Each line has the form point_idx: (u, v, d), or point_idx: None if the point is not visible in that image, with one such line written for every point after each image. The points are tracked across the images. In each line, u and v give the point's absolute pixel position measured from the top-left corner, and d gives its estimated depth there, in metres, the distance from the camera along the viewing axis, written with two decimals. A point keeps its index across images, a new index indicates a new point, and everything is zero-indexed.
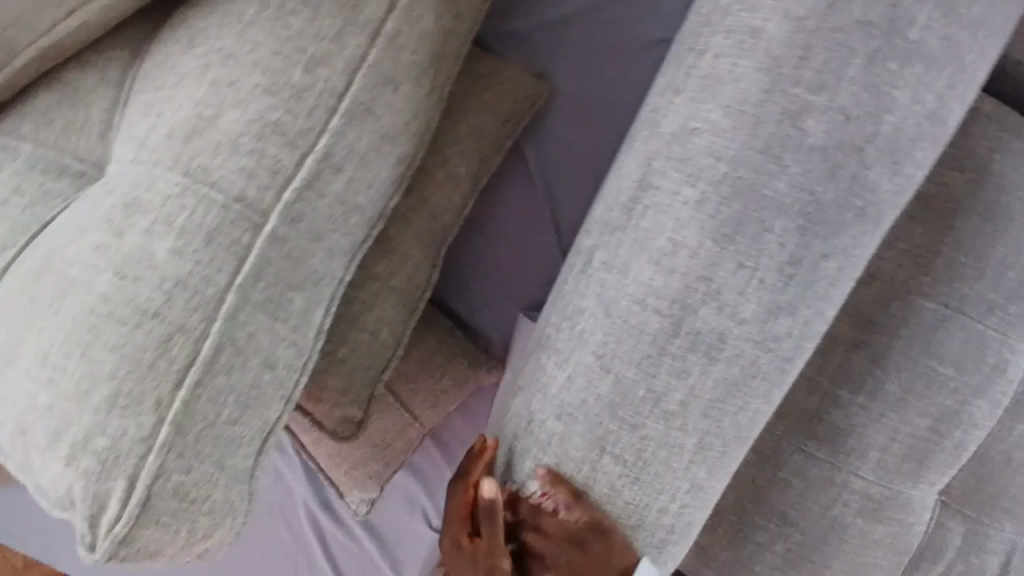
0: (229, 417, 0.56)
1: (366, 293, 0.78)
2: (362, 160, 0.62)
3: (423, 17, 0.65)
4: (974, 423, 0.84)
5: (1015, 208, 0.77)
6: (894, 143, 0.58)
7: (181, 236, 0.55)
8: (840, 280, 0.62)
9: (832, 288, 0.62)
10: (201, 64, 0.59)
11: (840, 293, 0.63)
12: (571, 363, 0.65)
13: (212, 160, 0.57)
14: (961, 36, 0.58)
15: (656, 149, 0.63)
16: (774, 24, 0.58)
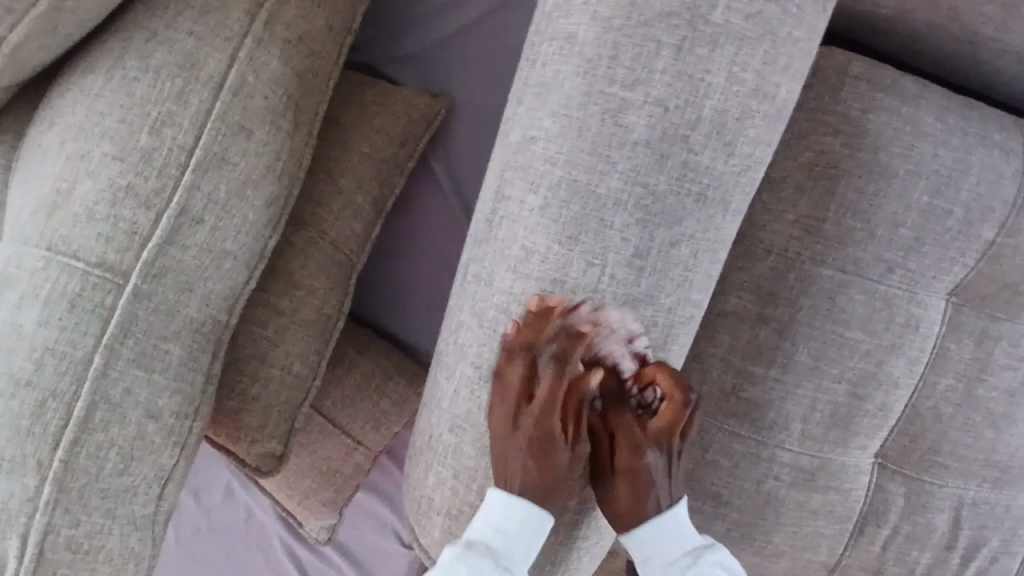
0: (115, 469, 0.61)
1: (272, 329, 0.81)
2: (225, 208, 0.65)
3: (269, 63, 0.67)
4: (894, 382, 0.84)
5: (897, 164, 0.76)
6: (721, 126, 0.58)
7: (45, 307, 0.59)
8: (699, 263, 0.63)
9: (691, 273, 0.63)
10: (59, 139, 0.63)
11: (702, 276, 0.64)
12: (456, 377, 0.68)
13: (70, 230, 0.60)
14: (771, 10, 0.57)
15: (506, 160, 0.64)
16: (585, 27, 0.58)
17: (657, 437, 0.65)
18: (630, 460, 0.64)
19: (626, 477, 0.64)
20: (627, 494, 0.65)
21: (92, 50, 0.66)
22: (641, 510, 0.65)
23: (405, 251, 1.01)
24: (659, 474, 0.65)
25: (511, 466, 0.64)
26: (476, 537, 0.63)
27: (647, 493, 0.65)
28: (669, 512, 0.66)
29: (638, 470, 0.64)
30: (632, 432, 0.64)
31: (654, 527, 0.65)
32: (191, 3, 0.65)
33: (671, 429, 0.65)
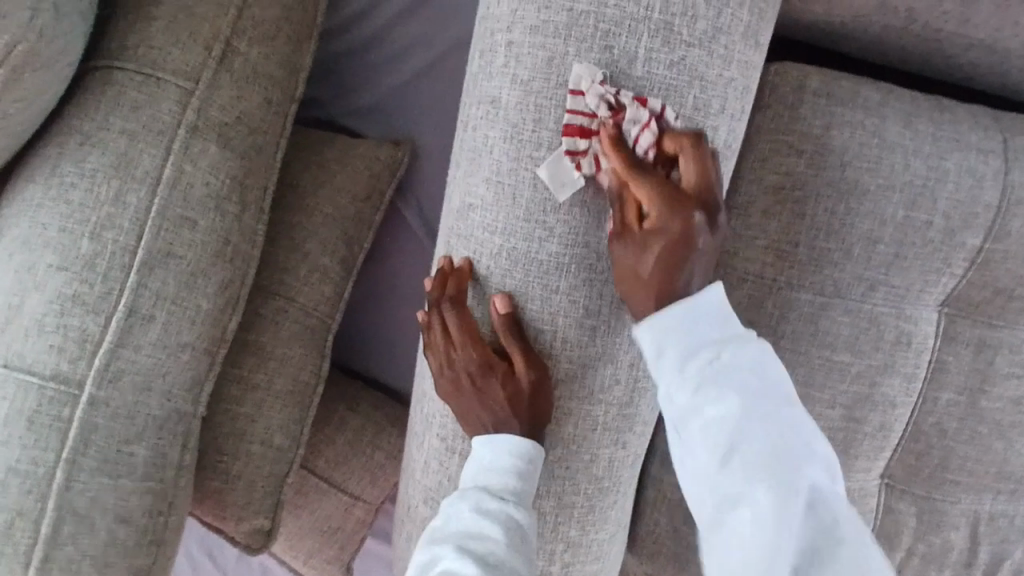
0: None
1: (248, 405, 0.81)
2: (175, 301, 0.65)
3: (206, 151, 0.66)
4: (891, 401, 0.80)
5: (867, 180, 0.73)
6: (657, 176, 0.56)
7: (6, 426, 0.61)
8: None
9: None
10: (5, 252, 0.63)
11: None
12: (426, 448, 0.69)
13: (23, 346, 0.61)
14: (698, 54, 0.54)
15: (449, 227, 0.62)
16: (507, 91, 0.56)
17: (690, 192, 0.55)
18: (665, 223, 0.54)
19: (661, 242, 0.54)
20: (655, 282, 0.55)
21: (29, 157, 0.65)
22: (672, 292, 0.55)
23: (384, 303, 0.99)
24: (704, 234, 0.55)
25: (475, 416, 0.63)
26: (472, 485, 0.61)
27: (687, 254, 0.55)
28: (697, 296, 0.55)
29: (677, 238, 0.54)
30: (660, 195, 0.54)
31: (676, 316, 0.54)
32: (121, 100, 0.65)
33: (699, 188, 0.55)
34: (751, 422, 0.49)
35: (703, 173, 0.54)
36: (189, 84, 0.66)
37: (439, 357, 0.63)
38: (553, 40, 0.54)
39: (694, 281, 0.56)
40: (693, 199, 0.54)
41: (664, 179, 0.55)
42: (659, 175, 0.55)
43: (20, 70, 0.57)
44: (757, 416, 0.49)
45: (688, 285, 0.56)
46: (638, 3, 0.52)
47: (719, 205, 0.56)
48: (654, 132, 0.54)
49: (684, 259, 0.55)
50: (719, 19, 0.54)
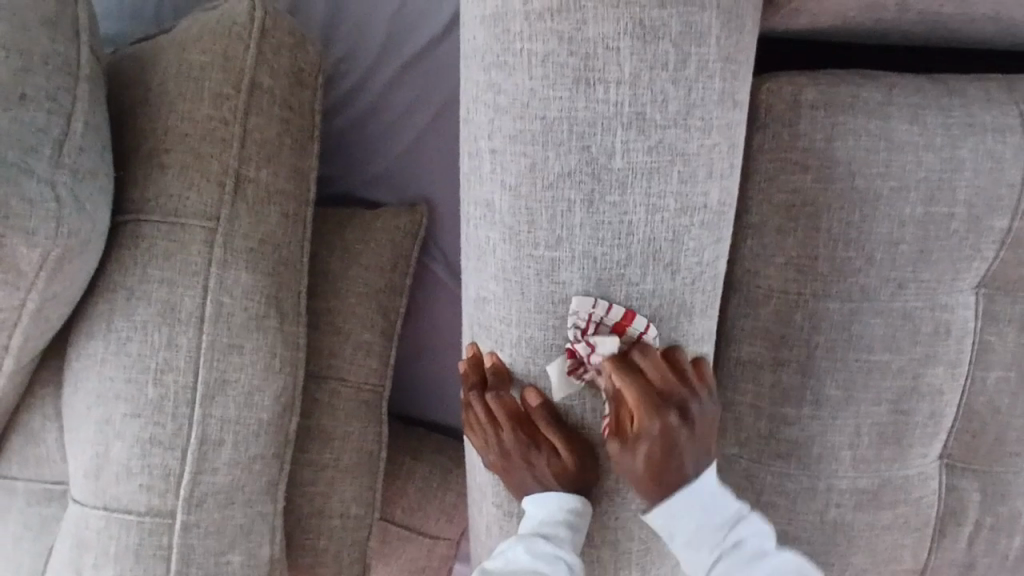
0: None
1: (322, 482, 0.87)
2: (239, 423, 0.71)
3: (239, 278, 0.71)
4: (939, 388, 0.79)
5: (878, 186, 0.72)
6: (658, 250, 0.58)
7: (116, 562, 0.69)
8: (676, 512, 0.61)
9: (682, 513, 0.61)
10: (85, 405, 0.71)
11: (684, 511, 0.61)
12: (484, 513, 0.71)
13: (117, 488, 0.70)
14: (674, 133, 0.55)
15: (470, 318, 0.65)
16: (498, 196, 0.59)
17: (667, 390, 0.59)
18: (649, 426, 0.59)
19: (649, 446, 0.59)
20: (650, 473, 0.60)
21: (85, 315, 0.72)
22: (665, 470, 0.60)
23: (431, 351, 1.02)
24: (685, 431, 0.60)
25: (528, 486, 0.66)
26: (527, 532, 0.65)
27: (675, 463, 0.60)
28: (697, 477, 0.61)
29: (661, 434, 0.59)
30: (641, 402, 0.58)
31: (681, 502, 0.61)
32: (154, 252, 0.70)
33: (678, 374, 0.60)
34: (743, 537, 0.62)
35: (669, 366, 0.60)
36: (211, 222, 0.71)
37: (485, 436, 0.65)
38: (532, 146, 0.56)
39: (689, 464, 0.61)
40: (667, 400, 0.59)
41: (641, 370, 0.59)
42: (631, 372, 0.59)
43: (58, 269, 0.63)
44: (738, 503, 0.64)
45: (684, 469, 0.61)
46: (606, 101, 0.54)
47: (693, 395, 0.60)
48: (631, 353, 0.60)
49: (671, 462, 0.60)
50: (691, 95, 0.55)
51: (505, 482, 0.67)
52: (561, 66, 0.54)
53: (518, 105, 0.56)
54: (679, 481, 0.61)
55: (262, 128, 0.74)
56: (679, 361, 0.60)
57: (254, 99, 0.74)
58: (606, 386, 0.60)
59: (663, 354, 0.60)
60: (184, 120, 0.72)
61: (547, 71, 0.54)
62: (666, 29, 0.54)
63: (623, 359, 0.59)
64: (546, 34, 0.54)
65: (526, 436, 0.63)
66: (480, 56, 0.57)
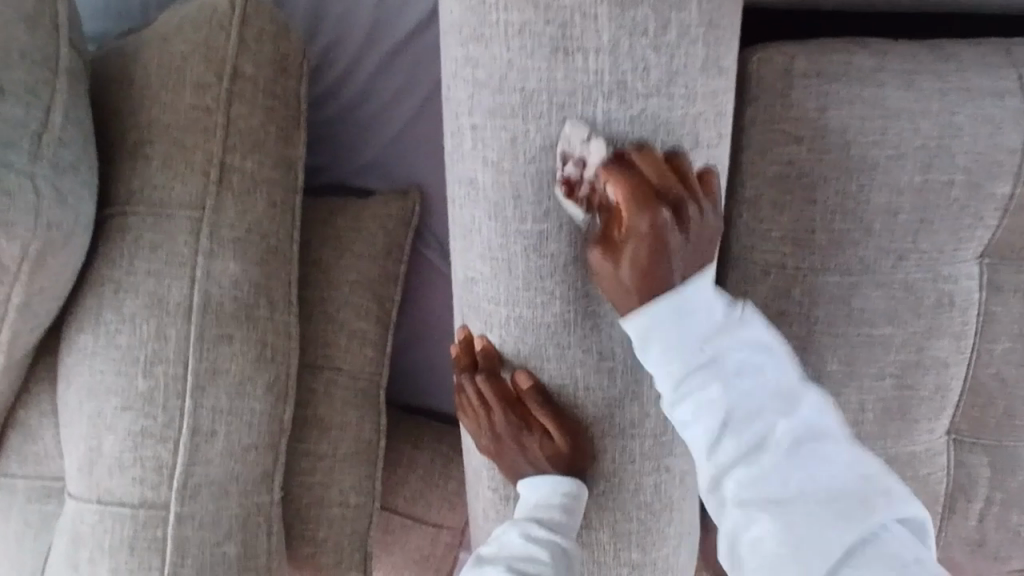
0: None
1: (321, 472, 0.87)
2: (232, 413, 0.71)
3: (227, 267, 0.71)
4: (943, 361, 0.77)
5: (874, 155, 0.71)
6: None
7: (113, 555, 0.69)
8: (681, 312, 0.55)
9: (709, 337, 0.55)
10: (77, 399, 0.71)
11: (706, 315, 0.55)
12: (480, 498, 0.70)
13: (111, 481, 0.69)
14: (657, 102, 0.54)
15: (459, 300, 0.64)
16: (481, 173, 0.58)
17: (661, 187, 0.54)
18: (637, 223, 0.53)
19: (636, 245, 0.53)
20: (640, 281, 0.54)
21: (74, 309, 0.72)
22: (655, 282, 0.54)
23: (429, 340, 1.02)
24: (676, 231, 0.53)
25: (523, 468, 0.65)
26: (522, 515, 0.64)
27: (664, 264, 0.54)
28: (685, 284, 0.55)
29: (653, 246, 0.53)
30: (635, 189, 0.53)
31: (668, 302, 0.54)
32: (141, 243, 0.70)
33: (674, 176, 0.54)
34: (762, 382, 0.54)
35: (673, 169, 0.54)
36: (196, 212, 0.71)
37: (478, 418, 0.64)
38: (512, 120, 0.55)
39: (678, 271, 0.54)
40: (662, 195, 0.53)
41: (640, 173, 0.53)
42: (629, 173, 0.53)
43: (40, 261, 0.62)
44: (784, 397, 0.54)
45: (671, 277, 0.55)
46: (586, 71, 0.53)
47: (692, 198, 0.54)
48: (621, 162, 0.54)
49: (662, 259, 0.54)
50: (673, 62, 0.54)
51: (500, 466, 0.66)
52: (538, 35, 0.53)
53: (496, 78, 0.54)
54: (663, 294, 0.54)
55: (245, 116, 0.74)
56: (681, 163, 0.55)
57: (236, 86, 0.74)
58: (608, 194, 0.54)
59: (665, 159, 0.54)
60: (167, 111, 0.72)
61: (524, 41, 0.53)
62: None
63: (616, 155, 0.54)
64: (522, 4, 0.52)
65: (518, 418, 0.62)
66: (456, 31, 0.56)
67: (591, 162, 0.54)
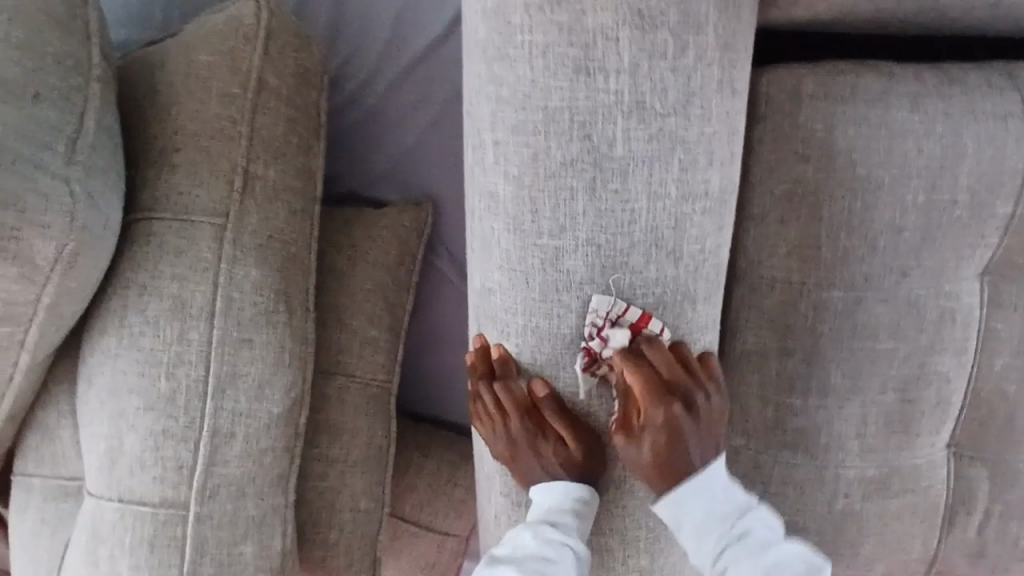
0: None
1: (332, 477, 0.88)
2: (250, 416, 0.72)
3: (249, 273, 0.73)
4: (945, 376, 0.79)
5: (880, 174, 0.73)
6: (660, 333, 0.61)
7: (132, 553, 0.70)
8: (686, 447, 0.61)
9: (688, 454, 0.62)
10: (98, 399, 0.72)
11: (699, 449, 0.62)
12: (493, 503, 0.71)
13: (131, 480, 0.71)
14: (674, 122, 0.57)
15: (476, 308, 0.66)
16: (502, 187, 0.60)
17: (672, 381, 0.61)
18: (653, 414, 0.60)
19: (653, 439, 0.60)
20: (658, 464, 0.61)
21: (99, 311, 0.73)
22: (673, 468, 0.62)
23: (439, 348, 1.03)
24: (688, 422, 0.61)
25: (536, 476, 0.66)
26: (535, 519, 0.65)
27: (677, 454, 0.61)
28: (697, 472, 0.62)
29: (667, 431, 0.60)
30: (647, 385, 0.60)
31: (692, 487, 0.61)
32: (166, 248, 0.72)
33: (682, 368, 0.61)
34: (736, 495, 0.63)
35: (676, 362, 0.61)
36: (221, 219, 0.73)
37: (492, 425, 0.66)
38: (534, 136, 0.57)
39: (696, 457, 0.62)
40: (673, 390, 0.60)
41: (650, 363, 0.61)
42: (641, 366, 0.60)
43: (72, 263, 0.64)
44: (745, 511, 0.63)
45: (691, 460, 0.62)
46: (607, 90, 0.55)
47: (699, 388, 0.62)
48: (635, 356, 0.60)
49: (677, 448, 0.61)
50: (690, 83, 0.56)
51: (513, 473, 0.67)
52: (561, 56, 0.55)
53: (520, 95, 0.57)
54: (684, 480, 0.62)
55: (269, 126, 0.76)
56: (690, 364, 0.62)
57: (261, 97, 0.76)
58: (622, 380, 0.61)
59: (670, 349, 0.62)
60: (193, 120, 0.74)
61: (548, 61, 0.55)
62: (665, 19, 0.55)
63: (645, 344, 0.61)
64: (547, 25, 0.55)
65: (532, 427, 0.64)
66: (481, 50, 0.58)
67: (607, 352, 0.60)
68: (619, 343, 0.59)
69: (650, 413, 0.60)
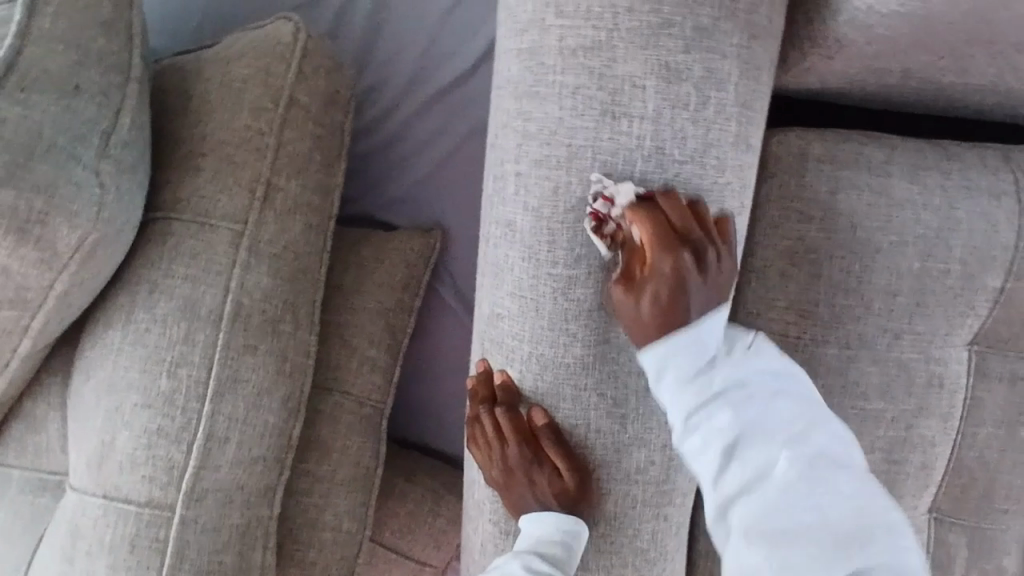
0: None
1: (317, 495, 0.88)
2: (246, 422, 0.72)
3: (260, 281, 0.74)
4: (930, 441, 0.81)
5: (878, 239, 0.76)
6: (674, 191, 0.59)
7: (112, 552, 0.69)
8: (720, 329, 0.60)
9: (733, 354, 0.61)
10: (95, 393, 0.72)
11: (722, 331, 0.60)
12: (479, 531, 0.71)
13: (119, 477, 0.70)
14: (691, 169, 0.59)
15: (481, 333, 0.67)
16: (520, 217, 0.62)
17: (684, 232, 0.58)
18: (660, 264, 0.57)
19: (654, 292, 0.57)
20: (657, 321, 0.58)
21: (105, 305, 0.74)
22: (674, 318, 0.58)
23: (433, 375, 1.04)
24: (697, 276, 0.58)
25: (529, 504, 0.67)
26: (523, 548, 0.66)
27: (683, 306, 0.58)
28: (705, 325, 0.59)
29: (674, 282, 0.57)
30: (655, 235, 0.57)
31: (684, 340, 0.58)
32: (181, 248, 0.73)
33: (697, 222, 0.58)
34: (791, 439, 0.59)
35: (693, 215, 0.58)
36: (239, 226, 0.74)
37: (490, 450, 0.67)
38: (557, 171, 0.59)
39: (693, 309, 0.58)
40: (683, 238, 0.57)
41: (662, 214, 0.58)
42: (651, 216, 0.57)
43: (91, 251, 0.64)
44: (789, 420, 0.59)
45: (689, 315, 0.58)
46: (630, 134, 0.58)
47: (710, 244, 0.58)
48: (635, 206, 0.58)
49: (679, 310, 0.58)
50: (709, 134, 0.59)
51: (505, 501, 0.68)
52: (590, 98, 0.58)
53: (546, 132, 0.59)
54: (679, 328, 0.58)
55: (295, 141, 0.78)
56: (699, 209, 0.59)
57: (290, 113, 0.78)
58: (631, 233, 0.58)
59: (687, 205, 0.58)
60: (222, 129, 0.76)
61: (576, 102, 0.58)
62: (690, 73, 0.57)
63: (642, 199, 0.58)
64: (578, 68, 0.58)
65: (530, 455, 0.65)
66: (512, 86, 0.61)
67: (618, 202, 0.58)
68: (622, 200, 0.58)
69: (629, 223, 0.58)
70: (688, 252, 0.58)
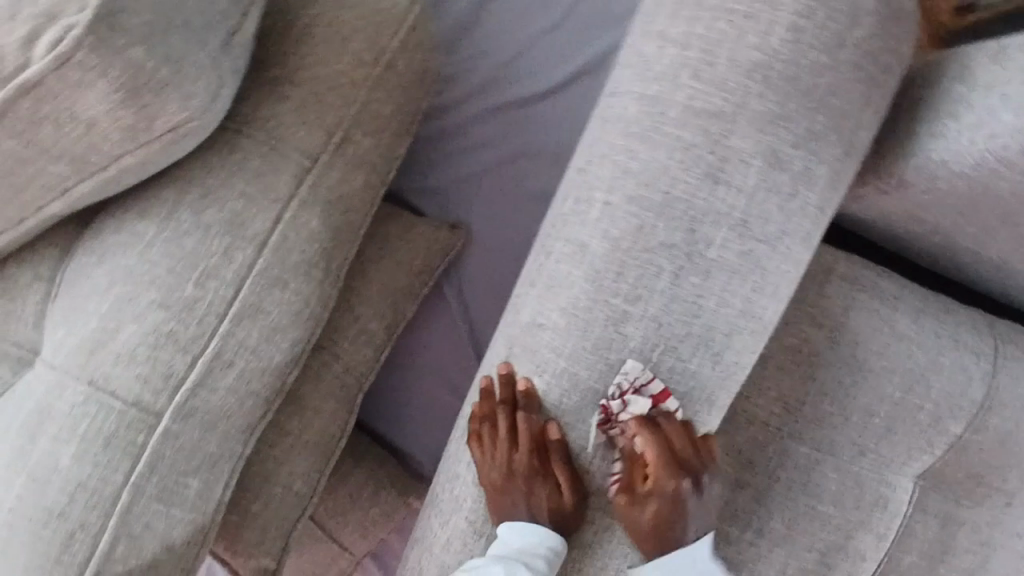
0: None
1: (279, 448, 0.85)
2: (255, 353, 0.71)
3: (309, 222, 0.73)
4: (863, 555, 0.86)
5: (872, 361, 0.83)
6: (674, 411, 0.66)
7: (81, 443, 0.67)
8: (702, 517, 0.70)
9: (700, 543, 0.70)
10: (109, 279, 0.70)
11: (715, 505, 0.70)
12: (450, 526, 0.71)
13: (112, 370, 0.68)
14: (763, 249, 0.64)
15: (514, 337, 0.69)
16: (596, 241, 0.65)
17: (683, 459, 0.67)
18: (665, 484, 0.66)
19: (656, 506, 0.66)
20: (655, 532, 0.67)
21: (145, 196, 0.72)
22: (665, 531, 0.67)
23: (410, 366, 1.03)
24: (690, 495, 0.68)
25: (517, 513, 0.69)
26: (500, 555, 0.68)
27: (676, 530, 0.68)
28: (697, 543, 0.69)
29: (672, 500, 0.67)
30: (660, 458, 0.66)
31: (674, 562, 0.68)
32: (245, 166, 0.72)
33: (691, 442, 0.67)
34: None
35: (689, 438, 0.67)
36: (308, 163, 0.74)
37: (500, 451, 0.69)
38: (647, 212, 0.63)
39: (689, 533, 0.69)
40: (687, 468, 0.67)
41: (664, 429, 0.66)
42: (655, 442, 0.66)
43: (181, 137, 0.64)
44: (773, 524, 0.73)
45: (683, 536, 0.69)
46: (724, 200, 0.63)
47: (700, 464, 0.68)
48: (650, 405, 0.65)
49: (671, 524, 0.67)
50: (786, 224, 0.64)
51: (493, 504, 0.69)
52: (699, 157, 0.62)
53: (648, 174, 0.63)
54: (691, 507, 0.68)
55: (380, 102, 0.78)
56: (694, 434, 0.67)
57: (383, 74, 0.78)
58: (635, 446, 0.66)
59: (683, 425, 0.67)
60: (318, 66, 0.75)
61: (686, 156, 0.62)
62: (790, 165, 0.63)
63: (653, 416, 0.66)
64: (696, 128, 0.62)
65: (535, 465, 0.68)
66: (623, 124, 0.65)
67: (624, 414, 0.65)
68: (635, 409, 0.64)
69: (636, 438, 0.65)
70: (686, 475, 0.67)
